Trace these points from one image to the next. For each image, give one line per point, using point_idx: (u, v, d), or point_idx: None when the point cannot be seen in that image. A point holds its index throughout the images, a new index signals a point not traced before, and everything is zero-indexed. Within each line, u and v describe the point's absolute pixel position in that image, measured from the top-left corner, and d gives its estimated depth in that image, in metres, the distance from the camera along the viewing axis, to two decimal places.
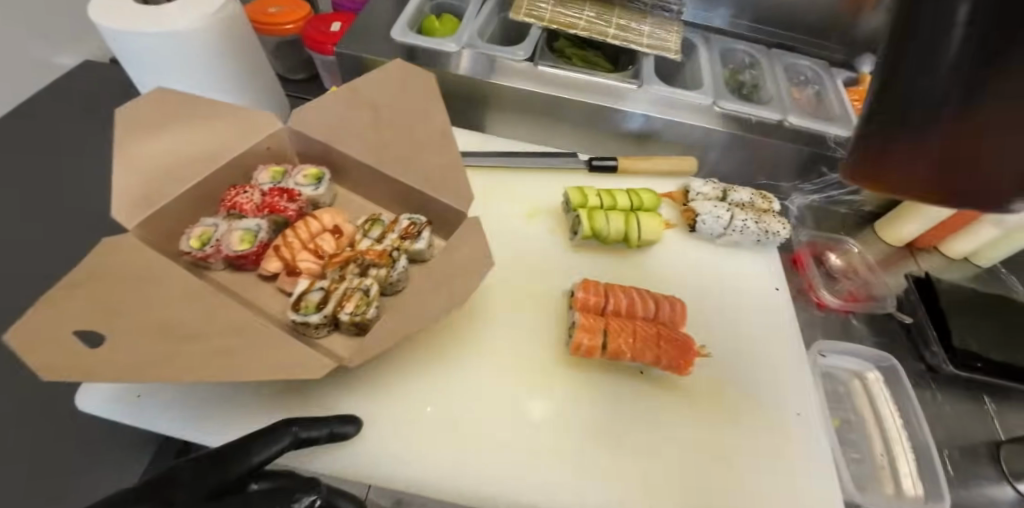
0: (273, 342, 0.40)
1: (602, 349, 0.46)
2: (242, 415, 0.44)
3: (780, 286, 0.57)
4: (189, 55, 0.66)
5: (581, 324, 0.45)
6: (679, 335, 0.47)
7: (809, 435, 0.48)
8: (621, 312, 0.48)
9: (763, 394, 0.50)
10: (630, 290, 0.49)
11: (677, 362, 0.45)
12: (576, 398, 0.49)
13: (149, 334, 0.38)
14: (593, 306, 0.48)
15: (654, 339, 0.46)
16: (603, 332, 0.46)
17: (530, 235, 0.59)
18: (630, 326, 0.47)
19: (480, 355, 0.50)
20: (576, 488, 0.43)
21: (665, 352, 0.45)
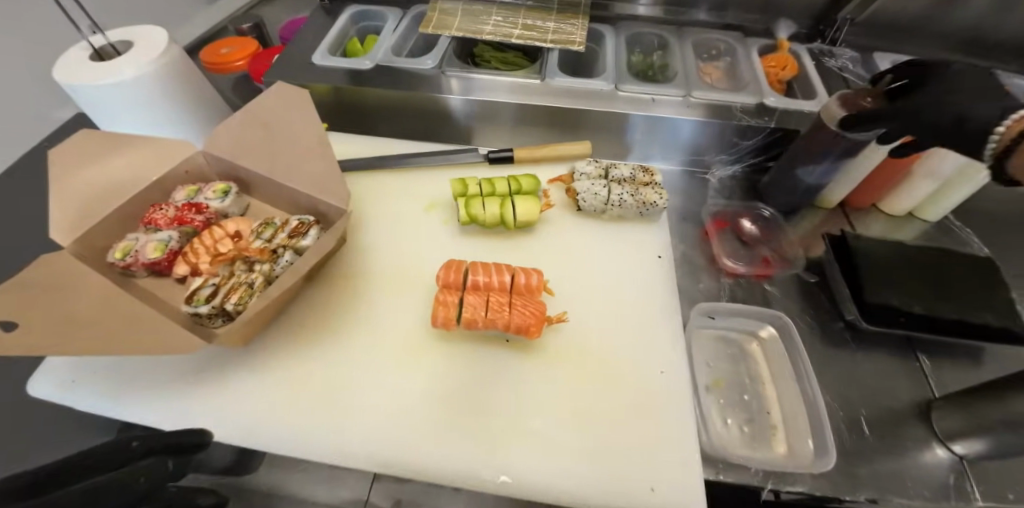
0: (157, 324, 0.47)
1: (457, 320, 0.48)
2: (141, 397, 0.49)
3: (663, 253, 0.58)
4: (144, 95, 0.79)
5: (436, 299, 0.48)
6: (534, 303, 0.49)
7: (672, 392, 0.48)
8: (481, 287, 0.50)
9: (629, 354, 0.51)
10: (489, 266, 0.51)
11: (527, 326, 0.47)
12: (441, 368, 0.50)
13: (56, 325, 0.45)
14: (453, 283, 0.50)
15: (505, 306, 0.48)
16: (455, 304, 0.48)
17: (423, 227, 0.63)
18: (485, 298, 0.48)
19: (354, 332, 0.53)
20: (427, 449, 0.45)
21: (516, 317, 0.47)
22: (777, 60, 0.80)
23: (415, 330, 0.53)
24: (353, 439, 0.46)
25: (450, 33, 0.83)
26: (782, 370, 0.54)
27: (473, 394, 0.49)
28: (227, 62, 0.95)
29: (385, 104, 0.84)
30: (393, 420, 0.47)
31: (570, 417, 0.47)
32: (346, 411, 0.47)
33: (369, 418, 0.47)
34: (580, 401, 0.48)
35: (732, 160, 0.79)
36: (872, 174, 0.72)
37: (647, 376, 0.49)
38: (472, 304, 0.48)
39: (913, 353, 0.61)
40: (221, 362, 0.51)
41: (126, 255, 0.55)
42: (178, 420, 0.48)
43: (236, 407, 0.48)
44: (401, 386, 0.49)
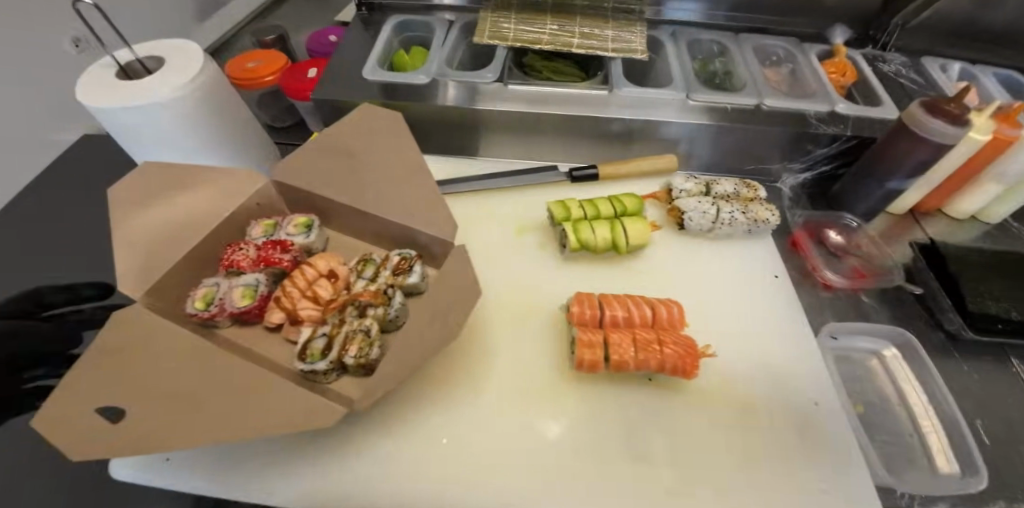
0: (284, 393, 0.38)
1: (604, 362, 0.44)
2: (250, 472, 0.44)
3: (778, 273, 0.57)
4: (179, 119, 0.71)
5: (581, 340, 0.44)
6: (682, 338, 0.46)
7: (832, 424, 0.47)
8: (620, 323, 0.47)
9: (777, 386, 0.49)
10: (625, 299, 0.48)
11: (683, 366, 0.44)
12: (587, 414, 0.47)
13: (163, 401, 0.36)
14: (590, 320, 0.47)
15: (655, 345, 0.45)
16: (599, 345, 0.44)
17: (520, 254, 0.60)
18: (629, 335, 0.45)
19: (483, 380, 0.49)
20: (596, 505, 0.42)
21: (671, 357, 0.44)
22: (836, 65, 0.80)
23: (549, 374, 0.50)
24: (511, 503, 0.42)
25: (508, 44, 0.78)
26: (910, 389, 0.54)
27: (629, 440, 0.46)
28: (257, 77, 0.90)
29: (441, 120, 0.79)
30: (548, 477, 0.43)
31: (737, 460, 0.45)
32: (496, 471, 0.44)
33: (523, 477, 0.43)
34: (739, 440, 0.46)
35: (801, 167, 0.79)
36: (945, 180, 0.73)
37: (801, 408, 0.48)
38: (621, 346, 0.44)
39: (1010, 358, 0.62)
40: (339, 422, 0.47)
41: (210, 304, 0.49)
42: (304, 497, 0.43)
43: (378, 474, 0.44)
44: (549, 436, 0.46)
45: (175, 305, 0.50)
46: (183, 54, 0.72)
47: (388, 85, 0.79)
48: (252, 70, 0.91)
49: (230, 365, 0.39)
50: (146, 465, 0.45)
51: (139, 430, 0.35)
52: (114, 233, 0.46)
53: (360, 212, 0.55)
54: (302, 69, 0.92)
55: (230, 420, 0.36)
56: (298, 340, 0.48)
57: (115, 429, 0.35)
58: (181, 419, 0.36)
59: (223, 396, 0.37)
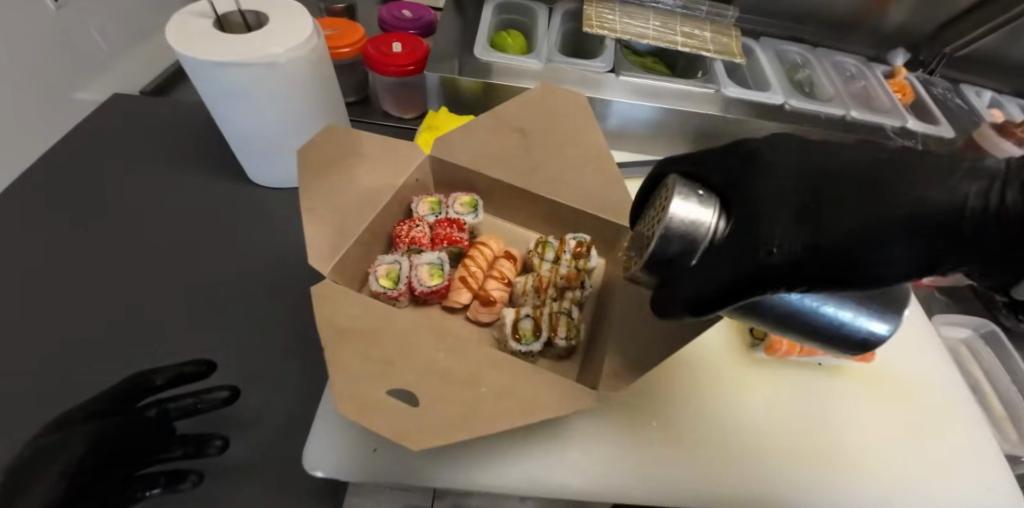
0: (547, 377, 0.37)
1: (799, 347, 0.50)
2: (473, 458, 0.42)
3: None
4: (286, 83, 0.65)
5: None
6: None
7: (961, 401, 0.55)
8: None
9: (912, 368, 0.56)
10: None
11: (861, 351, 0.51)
12: (771, 396, 0.50)
13: (441, 383, 0.33)
14: None
15: None
16: (794, 335, 0.50)
17: None
18: None
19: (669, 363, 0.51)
20: (803, 477, 0.46)
21: (853, 344, 0.50)
22: (900, 84, 0.89)
23: (727, 357, 0.52)
24: (725, 476, 0.44)
25: (619, 36, 0.79)
26: (997, 371, 0.63)
27: (812, 418, 0.50)
28: (333, 47, 0.85)
29: None
30: (748, 452, 0.46)
31: (897, 434, 0.51)
32: (704, 446, 0.46)
33: (727, 451, 0.46)
34: (892, 416, 0.52)
35: None
36: None
37: (935, 387, 0.55)
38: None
39: None
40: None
41: (398, 282, 0.47)
42: (536, 481, 0.42)
43: (601, 454, 0.44)
44: (738, 414, 0.49)
45: (350, 280, 0.47)
46: (285, 8, 0.67)
47: (497, 66, 0.78)
48: (331, 38, 0.86)
49: (485, 345, 0.37)
50: (354, 456, 0.41)
51: (436, 417, 0.31)
52: (309, 203, 0.41)
53: (531, 195, 0.55)
54: (384, 40, 0.86)
55: (520, 404, 0.33)
56: (497, 321, 0.47)
57: (410, 415, 0.30)
58: (471, 403, 0.32)
59: (494, 378, 0.35)
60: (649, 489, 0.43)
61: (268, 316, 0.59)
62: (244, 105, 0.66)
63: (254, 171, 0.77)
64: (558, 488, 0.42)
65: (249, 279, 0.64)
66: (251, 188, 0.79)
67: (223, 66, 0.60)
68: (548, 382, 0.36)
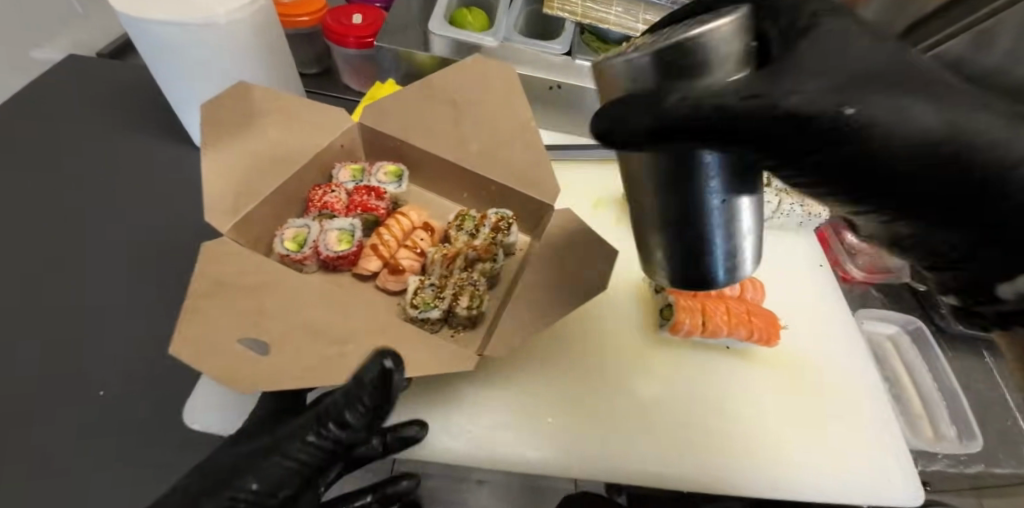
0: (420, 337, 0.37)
1: (700, 328, 0.48)
2: None
3: (823, 263, 0.63)
4: (230, 46, 0.65)
5: (681, 305, 0.48)
6: (765, 310, 0.50)
7: (871, 390, 0.54)
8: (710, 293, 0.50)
9: (824, 361, 0.56)
10: None
11: (767, 333, 0.48)
12: (673, 377, 0.51)
13: (303, 337, 0.34)
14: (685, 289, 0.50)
15: (745, 315, 0.48)
16: (698, 313, 0.48)
17: (597, 225, 0.62)
18: (723, 304, 0.49)
19: (577, 339, 0.51)
20: (693, 459, 0.46)
21: (759, 326, 0.48)
22: None
23: (634, 338, 0.52)
24: (616, 450, 0.45)
25: (578, 19, 0.78)
26: (919, 367, 0.63)
27: (711, 397, 0.50)
28: (291, 15, 0.83)
29: None
30: (645, 427, 0.47)
31: (800, 419, 0.51)
32: (599, 418, 0.47)
33: (618, 424, 0.46)
34: (796, 403, 0.52)
35: None
36: None
37: (844, 378, 0.55)
38: (717, 315, 0.48)
39: (982, 351, 0.74)
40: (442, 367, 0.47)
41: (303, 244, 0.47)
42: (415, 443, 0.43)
43: (489, 424, 0.45)
44: (641, 391, 0.49)
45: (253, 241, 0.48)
46: None
47: (450, 41, 0.77)
48: (289, 6, 0.85)
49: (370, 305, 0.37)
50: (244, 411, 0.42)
51: (283, 365, 0.33)
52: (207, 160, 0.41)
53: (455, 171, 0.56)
54: (344, 12, 0.85)
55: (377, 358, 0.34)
56: (402, 289, 0.47)
57: (257, 363, 0.33)
58: (320, 363, 0.34)
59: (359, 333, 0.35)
60: (538, 458, 0.43)
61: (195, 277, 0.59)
62: (188, 68, 0.66)
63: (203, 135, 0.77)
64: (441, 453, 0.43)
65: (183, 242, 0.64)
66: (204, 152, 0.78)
67: (163, 24, 0.59)
68: (418, 342, 0.36)
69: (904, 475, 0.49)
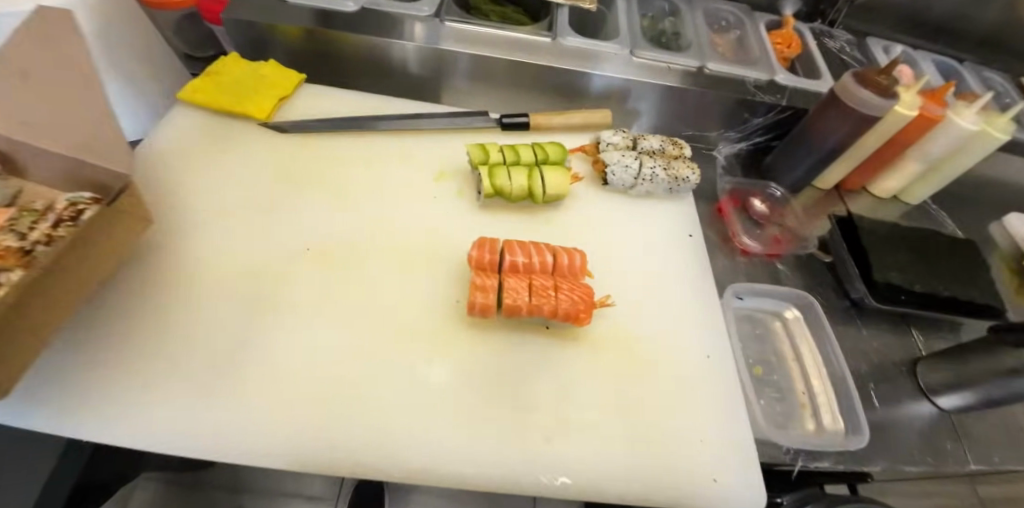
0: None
1: (497, 306, 0.42)
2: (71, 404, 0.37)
3: (693, 232, 0.56)
4: None
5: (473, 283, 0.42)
6: (580, 285, 0.44)
7: (722, 372, 0.47)
8: (518, 268, 0.44)
9: (671, 341, 0.48)
10: (527, 245, 0.45)
11: (576, 313, 0.42)
12: (474, 359, 0.44)
13: None
14: (489, 264, 0.44)
15: (551, 292, 0.42)
16: (493, 290, 0.42)
17: (434, 197, 0.56)
18: (526, 281, 0.43)
19: (368, 319, 0.45)
20: (473, 453, 0.39)
21: (563, 302, 0.42)
22: (782, 36, 0.79)
23: (437, 319, 0.46)
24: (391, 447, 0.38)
25: None
26: (804, 348, 0.55)
27: (516, 382, 0.43)
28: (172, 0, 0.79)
29: (375, 59, 0.73)
30: (434, 419, 0.40)
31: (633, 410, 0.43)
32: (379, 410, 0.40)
33: (389, 412, 0.40)
34: (625, 389, 0.44)
35: (738, 137, 0.78)
36: (872, 157, 0.72)
37: (692, 358, 0.47)
38: (513, 291, 0.42)
39: (909, 328, 0.65)
40: (195, 351, 0.41)
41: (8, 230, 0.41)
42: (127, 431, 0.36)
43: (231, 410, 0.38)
44: (437, 379, 0.43)
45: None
46: None
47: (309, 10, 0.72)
48: None
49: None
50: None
51: None
52: None
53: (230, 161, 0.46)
54: None
55: None
56: None
57: None
58: None
59: None
60: (279, 451, 0.37)
61: None
62: None
63: None
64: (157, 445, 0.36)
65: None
66: None
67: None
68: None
69: (743, 467, 0.42)
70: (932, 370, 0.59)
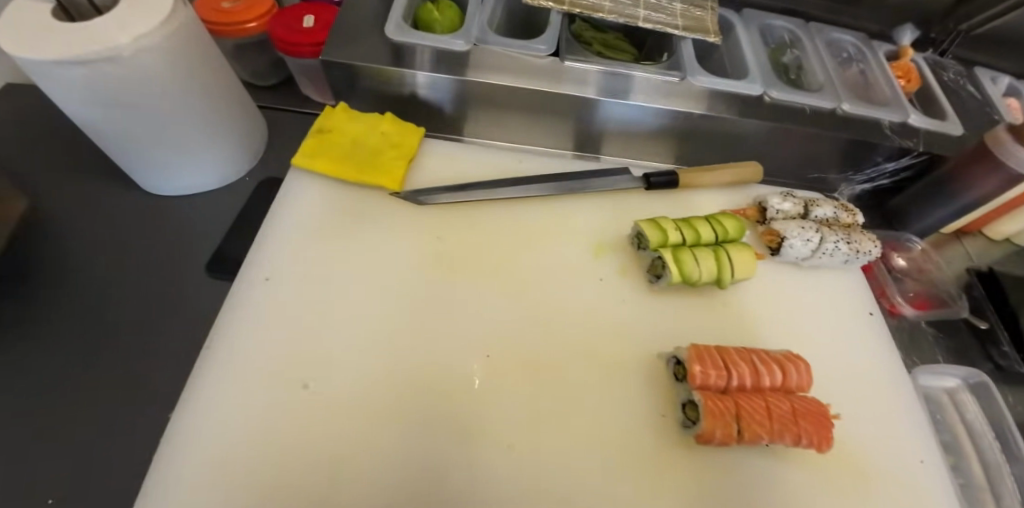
0: None
1: (737, 436, 0.38)
2: None
3: (873, 310, 0.53)
4: (158, 80, 0.54)
5: (711, 412, 0.37)
6: (811, 403, 0.41)
7: (935, 480, 0.46)
8: (745, 386, 0.40)
9: (880, 445, 0.46)
10: (750, 356, 0.41)
11: (818, 439, 0.39)
12: (701, 489, 0.40)
13: None
14: (713, 384, 0.39)
15: (791, 417, 0.39)
16: (732, 419, 0.38)
17: (600, 279, 0.50)
18: (762, 402, 0.39)
19: (582, 443, 0.41)
20: None
21: (807, 430, 0.39)
22: (903, 68, 0.75)
23: (649, 437, 0.42)
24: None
25: (567, 10, 0.64)
26: (981, 429, 0.53)
27: None
28: (239, 23, 0.73)
29: (484, 101, 0.66)
30: None
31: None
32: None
33: None
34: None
35: (862, 179, 0.74)
36: (1004, 205, 0.69)
37: (906, 463, 0.46)
38: (754, 422, 0.38)
39: None
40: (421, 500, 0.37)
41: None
42: None
43: None
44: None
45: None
46: None
47: (412, 47, 0.64)
48: (231, 12, 0.74)
49: None
50: None
51: None
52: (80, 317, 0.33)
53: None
54: (294, 14, 0.74)
55: None
56: None
57: None
58: None
59: None
60: None
61: (123, 365, 0.50)
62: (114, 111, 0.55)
63: (137, 175, 0.66)
64: None
65: (112, 317, 0.54)
66: (139, 195, 0.67)
67: (64, 64, 0.47)
68: None
69: None
70: None
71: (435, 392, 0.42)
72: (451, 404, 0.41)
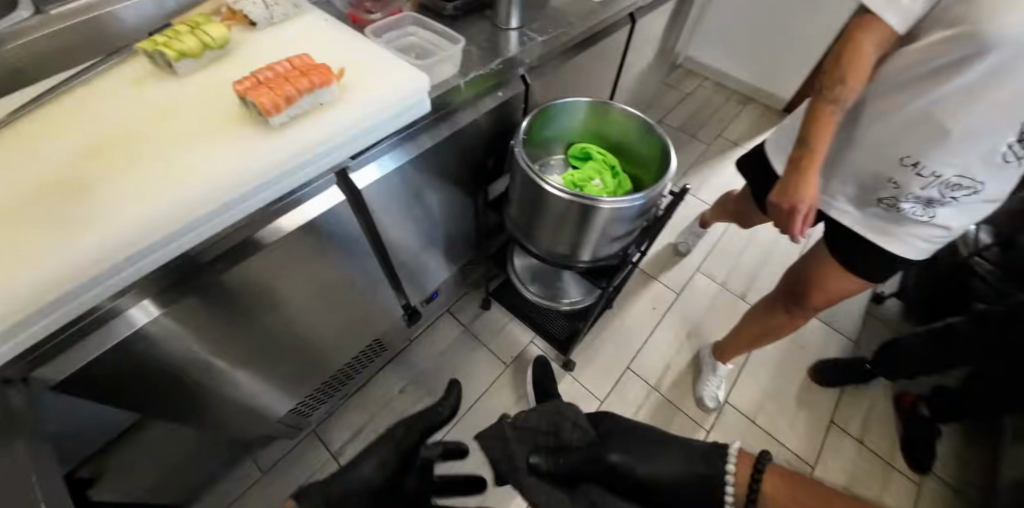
0: (120, 199, 0.58)
1: (278, 99, 0.64)
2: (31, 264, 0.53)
3: (328, 20, 0.88)
4: None
5: (253, 97, 0.62)
6: (317, 67, 0.67)
7: (378, 53, 0.80)
8: (274, 77, 0.65)
9: (345, 58, 0.79)
10: (270, 66, 0.66)
11: (322, 75, 0.66)
12: (241, 125, 0.68)
13: None
14: (253, 85, 0.64)
15: (301, 75, 0.66)
16: (269, 93, 0.63)
17: (143, 92, 0.72)
18: (282, 79, 0.65)
19: (158, 144, 0.65)
20: (276, 140, 0.65)
21: (311, 75, 0.66)
22: None
23: (196, 124, 0.67)
24: (213, 182, 0.61)
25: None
26: (429, 39, 0.92)
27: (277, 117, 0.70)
28: None
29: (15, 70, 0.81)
30: (240, 151, 0.64)
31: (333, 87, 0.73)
32: (229, 178, 0.62)
33: (207, 163, 0.62)
34: None
35: None
36: None
37: (361, 54, 0.80)
38: (299, 81, 0.65)
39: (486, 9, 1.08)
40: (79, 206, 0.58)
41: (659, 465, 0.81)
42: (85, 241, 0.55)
43: (123, 206, 0.57)
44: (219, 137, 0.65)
45: None
46: None
47: None
48: None
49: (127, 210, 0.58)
50: None
51: None
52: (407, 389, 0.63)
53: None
54: None
55: None
56: None
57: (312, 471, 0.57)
58: None
59: None
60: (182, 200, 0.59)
61: None
62: None
63: None
64: (114, 232, 0.56)
65: None
66: None
67: None
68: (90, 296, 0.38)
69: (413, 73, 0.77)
70: (500, 16, 1.01)
71: (39, 189, 0.59)
72: (52, 190, 0.59)
